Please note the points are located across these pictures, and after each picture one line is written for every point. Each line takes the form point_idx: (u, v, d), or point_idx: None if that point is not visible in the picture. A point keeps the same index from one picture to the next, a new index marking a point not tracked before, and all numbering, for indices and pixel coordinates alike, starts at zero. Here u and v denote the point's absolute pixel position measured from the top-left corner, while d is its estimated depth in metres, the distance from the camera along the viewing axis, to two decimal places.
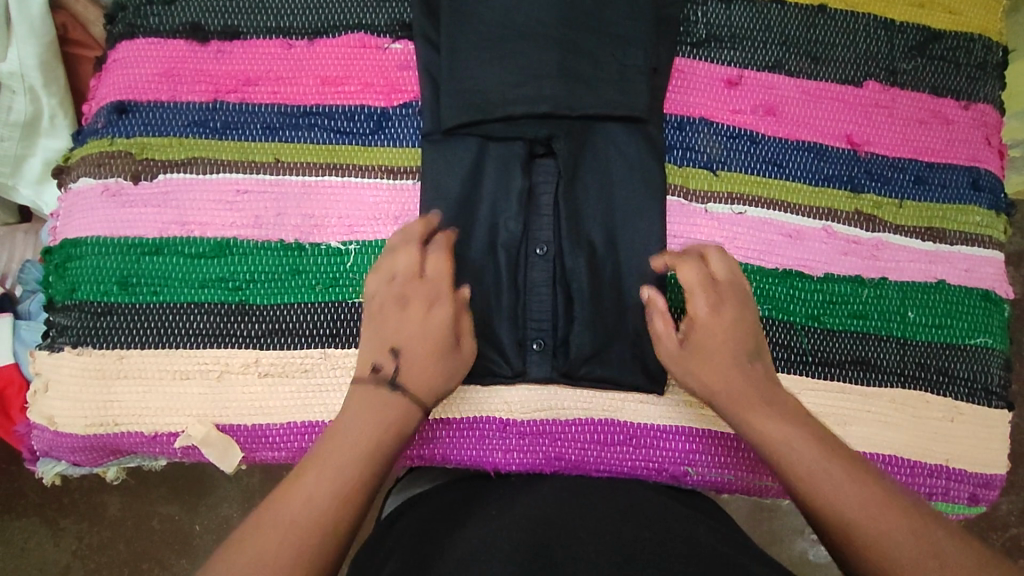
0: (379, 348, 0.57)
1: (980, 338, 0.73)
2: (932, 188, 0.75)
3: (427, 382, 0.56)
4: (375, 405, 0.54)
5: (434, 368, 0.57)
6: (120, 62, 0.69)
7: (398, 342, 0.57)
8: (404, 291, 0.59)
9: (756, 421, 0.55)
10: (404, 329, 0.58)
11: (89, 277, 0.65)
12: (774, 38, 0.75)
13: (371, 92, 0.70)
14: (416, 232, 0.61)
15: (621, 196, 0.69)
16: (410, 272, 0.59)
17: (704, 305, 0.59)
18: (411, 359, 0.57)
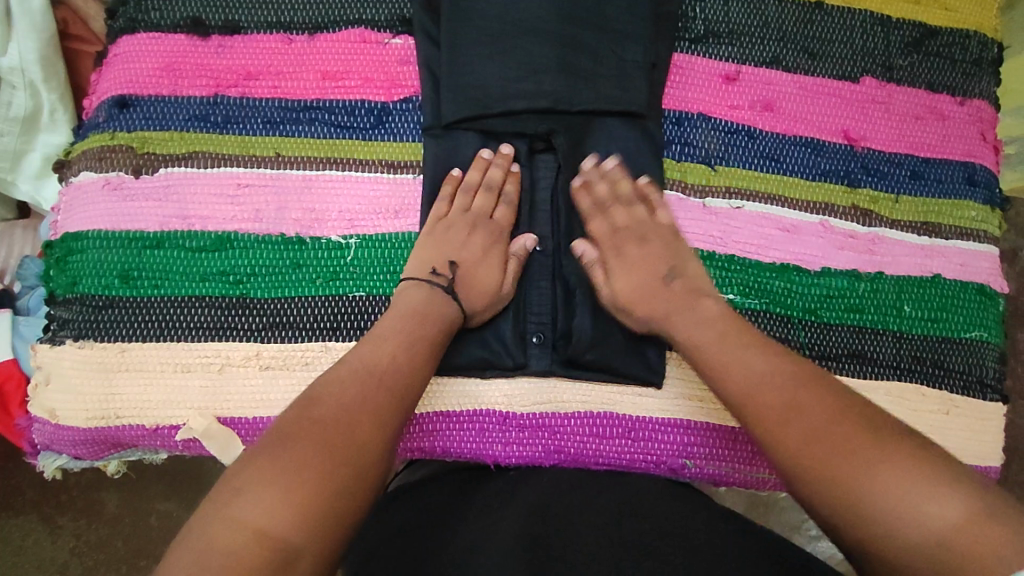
0: (439, 255, 0.65)
1: (975, 331, 0.73)
2: (928, 184, 0.76)
3: (475, 304, 0.64)
4: (436, 310, 0.61)
5: (483, 296, 0.64)
6: (121, 57, 0.70)
7: (459, 255, 0.65)
8: (475, 222, 0.67)
9: (682, 334, 0.60)
10: (467, 245, 0.65)
11: (90, 270, 0.66)
12: (772, 34, 0.75)
13: (371, 87, 0.70)
14: (495, 176, 0.68)
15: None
16: (482, 208, 0.67)
17: (611, 252, 0.66)
18: (469, 274, 0.64)
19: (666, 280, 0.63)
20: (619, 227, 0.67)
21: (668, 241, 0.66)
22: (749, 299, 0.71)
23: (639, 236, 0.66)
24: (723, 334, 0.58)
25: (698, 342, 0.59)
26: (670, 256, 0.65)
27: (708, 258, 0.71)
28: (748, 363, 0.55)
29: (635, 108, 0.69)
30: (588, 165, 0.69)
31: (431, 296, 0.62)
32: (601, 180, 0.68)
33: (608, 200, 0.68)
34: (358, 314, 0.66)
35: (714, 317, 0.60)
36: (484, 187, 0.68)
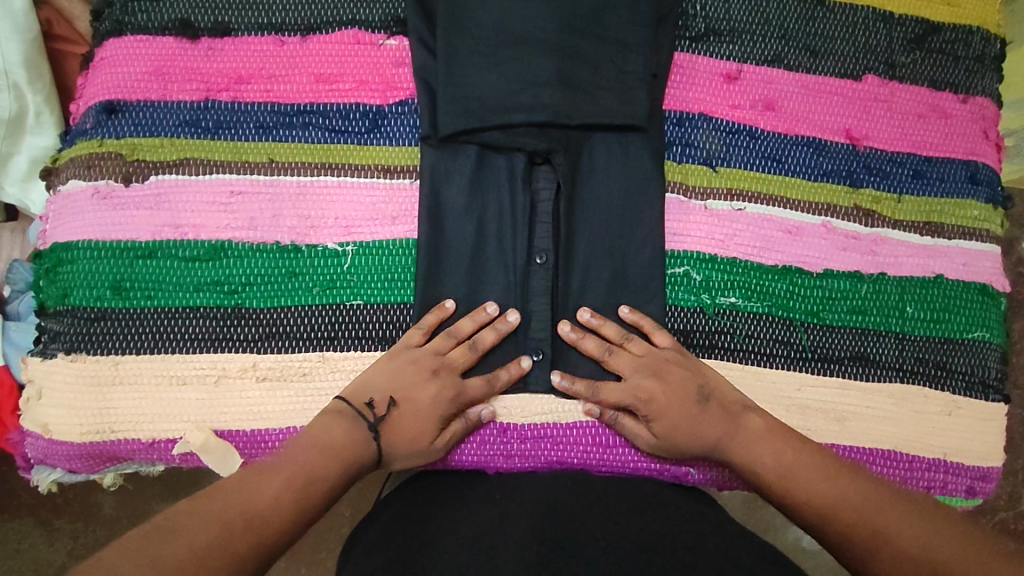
0: (382, 386, 0.60)
1: (977, 332, 0.73)
2: (931, 182, 0.75)
3: (397, 450, 0.59)
4: (352, 449, 0.56)
5: (409, 447, 0.60)
6: (108, 60, 0.68)
7: (403, 394, 0.60)
8: (437, 369, 0.62)
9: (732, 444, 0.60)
10: (422, 391, 0.60)
11: (81, 282, 0.64)
12: (773, 32, 0.74)
13: (366, 90, 0.69)
14: (485, 341, 0.64)
15: (621, 196, 0.69)
16: (453, 361, 0.63)
17: (635, 397, 0.63)
18: (410, 420, 0.60)
19: (701, 406, 0.62)
20: (630, 371, 0.64)
21: (680, 366, 0.64)
22: (751, 302, 0.70)
23: (653, 372, 0.63)
24: (782, 455, 0.58)
25: (755, 461, 0.59)
26: (691, 379, 0.63)
27: (711, 261, 0.70)
28: (813, 483, 0.55)
29: (636, 112, 0.68)
30: (567, 331, 0.66)
31: (355, 432, 0.57)
32: (587, 338, 0.65)
33: (607, 350, 0.65)
34: (357, 324, 0.65)
35: (764, 435, 0.60)
36: (468, 344, 0.64)
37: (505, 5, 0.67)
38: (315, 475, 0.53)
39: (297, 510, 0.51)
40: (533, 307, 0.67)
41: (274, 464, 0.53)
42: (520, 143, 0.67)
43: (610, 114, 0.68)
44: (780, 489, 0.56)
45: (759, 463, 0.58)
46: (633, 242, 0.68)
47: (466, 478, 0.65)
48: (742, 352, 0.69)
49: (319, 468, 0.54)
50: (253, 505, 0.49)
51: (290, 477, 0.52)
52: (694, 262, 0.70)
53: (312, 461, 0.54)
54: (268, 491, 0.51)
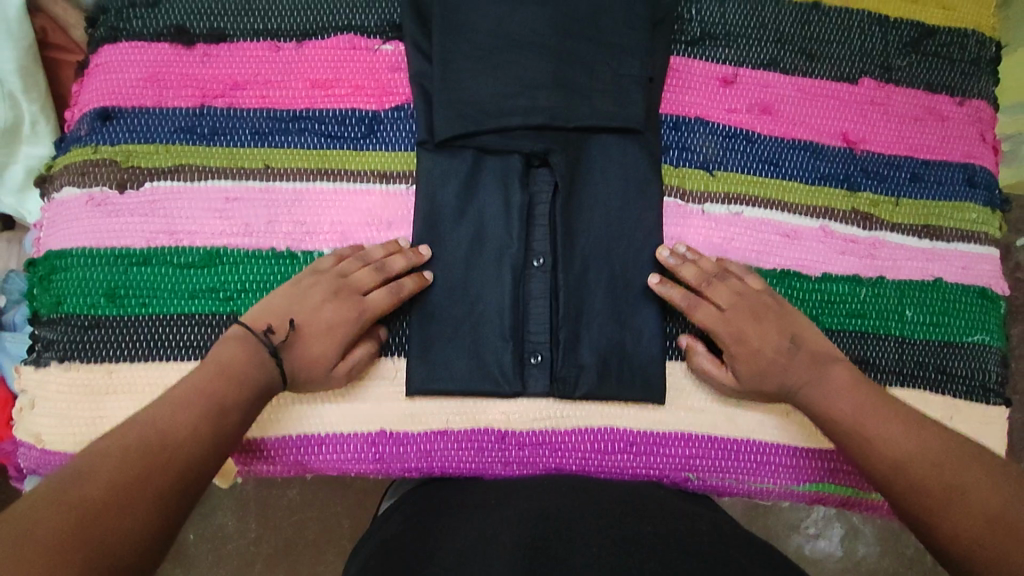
0: (280, 312, 0.59)
1: (977, 335, 0.73)
2: (928, 186, 0.75)
3: (300, 372, 0.58)
4: (256, 377, 0.54)
5: (310, 369, 0.59)
6: (102, 66, 0.67)
7: (303, 317, 0.59)
8: (338, 291, 0.60)
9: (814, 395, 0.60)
10: (321, 312, 0.59)
11: (75, 290, 0.64)
12: (769, 36, 0.74)
13: (362, 95, 0.68)
14: (393, 265, 0.63)
15: (620, 199, 0.68)
16: (358, 281, 0.61)
17: (727, 334, 0.63)
18: (307, 339, 0.58)
19: (790, 352, 0.62)
20: (730, 307, 0.63)
21: (776, 312, 0.63)
22: None
23: (752, 311, 0.63)
24: (864, 404, 0.57)
25: (831, 403, 0.59)
26: (788, 325, 0.63)
27: None
28: (892, 433, 0.55)
29: (632, 117, 0.68)
30: (664, 258, 0.66)
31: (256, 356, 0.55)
32: (686, 265, 0.65)
33: (706, 281, 0.64)
34: None
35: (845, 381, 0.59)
36: (376, 264, 0.62)
37: (500, 10, 0.67)
38: (225, 401, 0.51)
39: (213, 438, 0.49)
40: (531, 311, 0.67)
41: (180, 394, 0.50)
42: (517, 147, 0.67)
43: (607, 118, 0.67)
44: (854, 435, 0.56)
45: (836, 408, 0.58)
46: (631, 246, 0.68)
47: (465, 485, 0.64)
48: None
49: (227, 395, 0.51)
50: (168, 437, 0.47)
51: (199, 406, 0.49)
52: None
53: (218, 391, 0.51)
54: (181, 422, 0.48)
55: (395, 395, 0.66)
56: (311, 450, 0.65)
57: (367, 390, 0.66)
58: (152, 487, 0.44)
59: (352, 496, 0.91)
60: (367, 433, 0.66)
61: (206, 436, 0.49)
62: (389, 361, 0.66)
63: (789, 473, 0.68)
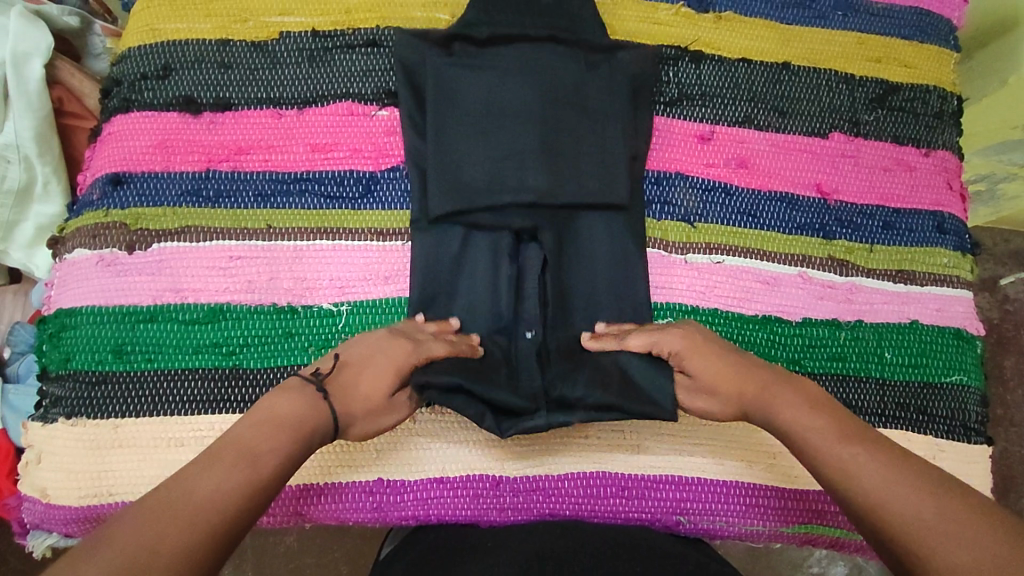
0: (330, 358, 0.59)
1: (955, 376, 0.75)
2: (900, 233, 0.78)
3: (354, 405, 0.56)
4: (298, 422, 0.51)
5: (365, 400, 0.57)
6: (115, 135, 0.71)
7: (354, 358, 0.59)
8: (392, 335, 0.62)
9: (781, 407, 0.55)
10: (369, 353, 0.59)
11: (83, 347, 0.66)
12: (742, 95, 0.79)
13: (359, 158, 0.72)
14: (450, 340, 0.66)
15: (604, 261, 0.73)
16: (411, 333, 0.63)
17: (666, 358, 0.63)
18: (355, 372, 0.58)
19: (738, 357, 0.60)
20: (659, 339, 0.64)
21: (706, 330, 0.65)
22: None
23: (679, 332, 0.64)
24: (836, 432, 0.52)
25: (801, 432, 0.53)
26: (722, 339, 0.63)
27: (693, 312, 0.73)
28: (861, 460, 0.49)
29: (616, 193, 0.72)
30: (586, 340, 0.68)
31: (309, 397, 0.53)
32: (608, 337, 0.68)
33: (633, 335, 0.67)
34: None
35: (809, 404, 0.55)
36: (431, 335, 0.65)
37: (491, 91, 0.71)
38: (259, 451, 0.48)
39: (249, 491, 0.46)
40: (523, 360, 0.69)
41: (218, 448, 0.48)
42: (507, 222, 0.71)
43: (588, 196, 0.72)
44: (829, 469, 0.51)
45: (811, 437, 0.52)
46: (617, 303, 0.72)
47: (459, 532, 0.65)
48: None
49: (264, 444, 0.49)
50: (190, 494, 0.44)
51: (234, 459, 0.47)
52: (678, 313, 0.73)
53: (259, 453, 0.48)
54: (209, 476, 0.45)
55: (391, 445, 0.68)
56: (311, 501, 0.67)
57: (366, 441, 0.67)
58: (166, 556, 0.41)
59: (352, 543, 0.92)
60: (364, 483, 0.67)
61: (234, 490, 0.46)
62: None
63: (779, 515, 0.70)
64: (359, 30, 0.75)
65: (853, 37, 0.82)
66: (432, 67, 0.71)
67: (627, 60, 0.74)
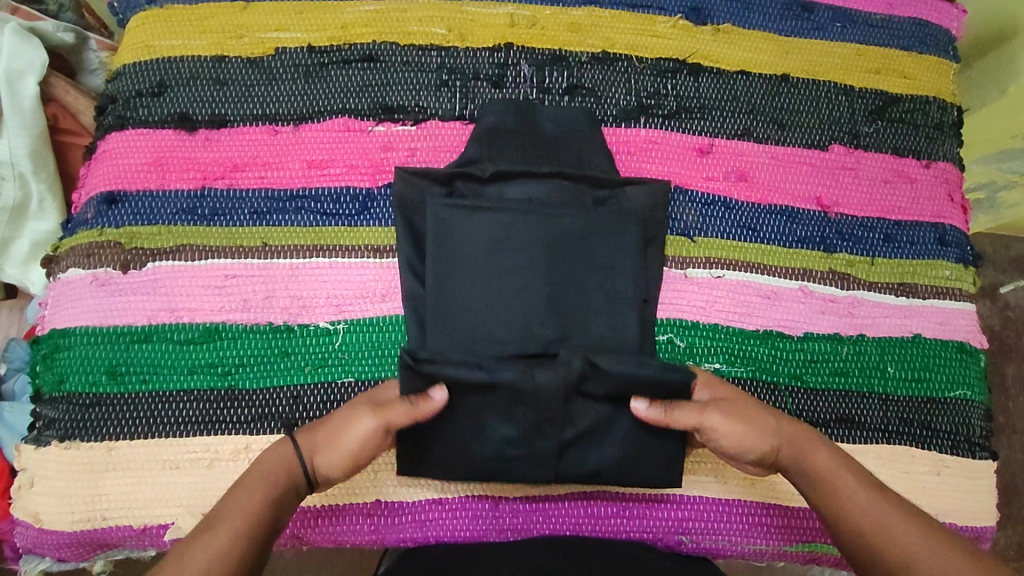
0: None
1: (958, 391, 0.74)
2: (901, 245, 0.78)
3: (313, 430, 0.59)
4: (254, 478, 0.56)
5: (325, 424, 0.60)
6: (110, 153, 0.71)
7: None
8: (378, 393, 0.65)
9: (799, 442, 0.60)
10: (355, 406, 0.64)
11: (77, 369, 0.65)
12: (741, 107, 0.79)
13: (356, 174, 0.72)
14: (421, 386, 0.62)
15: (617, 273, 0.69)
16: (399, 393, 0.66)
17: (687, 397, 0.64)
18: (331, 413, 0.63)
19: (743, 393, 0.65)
20: None
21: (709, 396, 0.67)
22: (735, 367, 0.72)
23: None
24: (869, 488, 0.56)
25: (822, 470, 0.58)
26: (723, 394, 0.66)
27: (693, 327, 0.72)
28: (893, 522, 0.54)
29: (625, 340, 0.68)
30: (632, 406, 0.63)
31: (276, 461, 0.57)
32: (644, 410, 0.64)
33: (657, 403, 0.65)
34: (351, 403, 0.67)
35: (841, 458, 0.59)
36: None
37: (495, 262, 0.67)
38: (224, 513, 0.53)
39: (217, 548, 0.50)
40: None
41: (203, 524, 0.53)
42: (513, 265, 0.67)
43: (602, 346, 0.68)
44: (863, 524, 0.55)
45: (848, 491, 0.56)
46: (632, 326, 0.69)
47: (458, 554, 0.65)
48: None
49: (227, 507, 0.54)
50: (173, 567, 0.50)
51: (206, 526, 0.52)
52: (678, 329, 0.72)
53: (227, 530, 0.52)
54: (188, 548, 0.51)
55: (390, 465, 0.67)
56: (309, 523, 0.66)
57: None
58: None
59: (350, 559, 0.92)
60: (362, 505, 0.66)
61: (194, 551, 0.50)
62: None
63: (781, 534, 0.69)
64: (355, 45, 0.75)
65: (852, 49, 0.82)
66: (432, 209, 0.68)
67: (636, 195, 0.72)
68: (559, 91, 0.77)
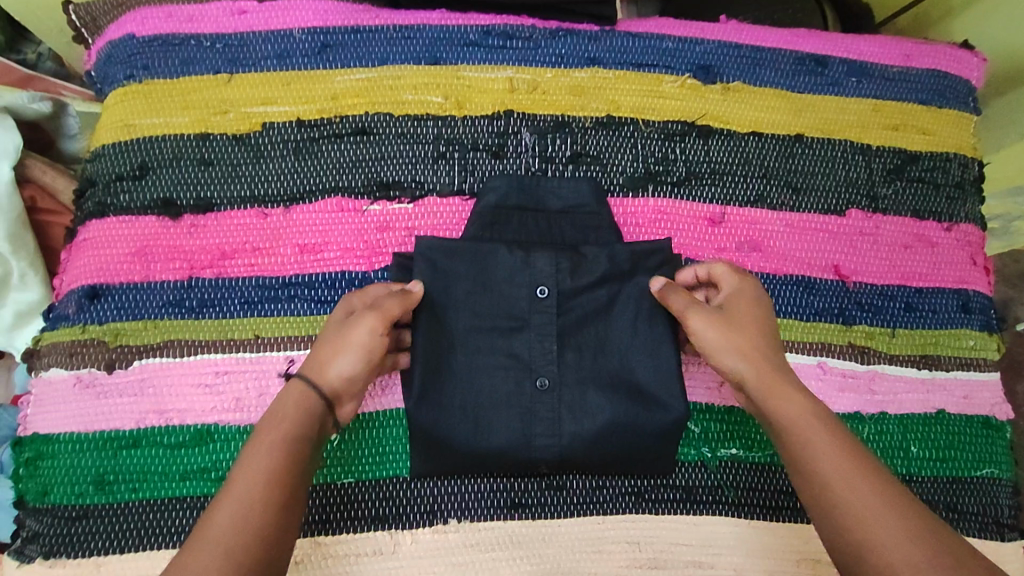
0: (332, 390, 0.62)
1: (985, 469, 0.71)
2: (923, 314, 0.74)
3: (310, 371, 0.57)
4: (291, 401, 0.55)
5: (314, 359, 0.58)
6: (90, 242, 0.67)
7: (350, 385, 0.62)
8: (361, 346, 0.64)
9: (785, 379, 0.58)
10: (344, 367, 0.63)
11: (62, 478, 0.62)
12: (753, 172, 0.75)
13: (351, 258, 0.68)
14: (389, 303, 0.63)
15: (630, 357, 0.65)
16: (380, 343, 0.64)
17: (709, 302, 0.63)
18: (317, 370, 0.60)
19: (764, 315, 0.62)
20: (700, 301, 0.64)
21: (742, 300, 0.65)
22: (752, 452, 0.69)
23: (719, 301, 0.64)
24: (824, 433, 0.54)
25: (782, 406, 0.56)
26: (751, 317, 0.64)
27: (708, 411, 0.69)
28: (827, 466, 0.52)
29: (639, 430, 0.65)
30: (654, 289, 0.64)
31: (270, 436, 0.53)
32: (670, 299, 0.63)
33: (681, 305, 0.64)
34: (352, 504, 0.64)
35: (808, 425, 0.55)
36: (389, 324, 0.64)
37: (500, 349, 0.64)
38: (275, 416, 0.54)
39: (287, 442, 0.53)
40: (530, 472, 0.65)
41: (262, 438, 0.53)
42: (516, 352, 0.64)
43: (606, 443, 0.63)
44: (804, 459, 0.54)
45: (800, 434, 0.55)
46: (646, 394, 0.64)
47: None
48: (745, 508, 0.68)
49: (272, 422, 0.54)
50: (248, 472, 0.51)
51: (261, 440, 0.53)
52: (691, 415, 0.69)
53: (256, 520, 0.49)
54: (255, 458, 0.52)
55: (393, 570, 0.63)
56: None
57: (366, 567, 0.63)
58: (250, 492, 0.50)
59: None
60: None
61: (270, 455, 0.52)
62: (389, 535, 0.64)
63: None
64: (347, 118, 0.71)
65: (868, 104, 0.78)
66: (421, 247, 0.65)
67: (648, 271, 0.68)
68: (562, 160, 0.73)
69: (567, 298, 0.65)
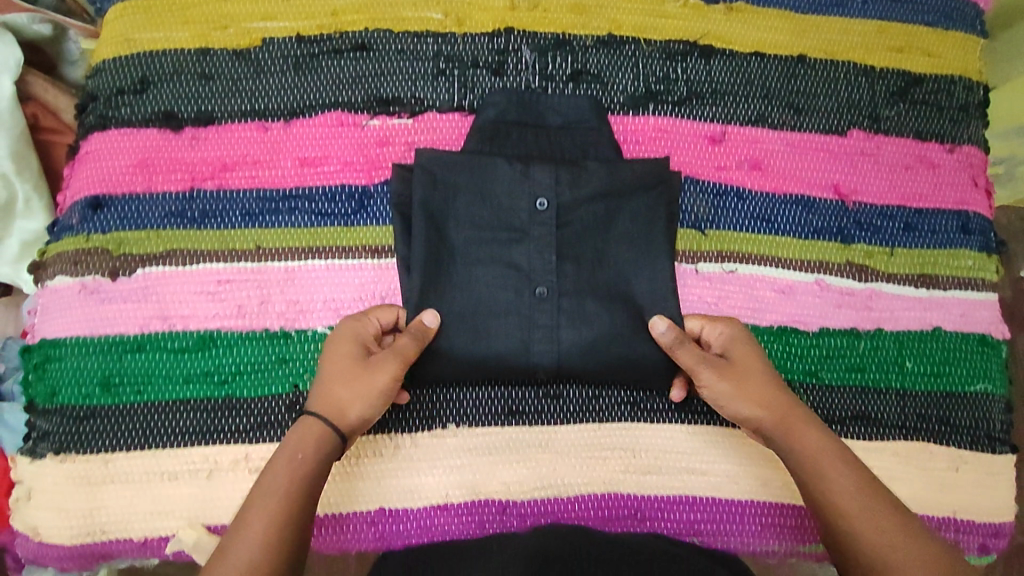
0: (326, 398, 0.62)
1: (979, 385, 0.72)
2: (922, 234, 0.74)
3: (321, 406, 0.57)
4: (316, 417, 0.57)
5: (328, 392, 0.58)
6: (92, 154, 0.68)
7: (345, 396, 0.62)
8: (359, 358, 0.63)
9: (801, 422, 0.59)
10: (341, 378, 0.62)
11: (69, 380, 0.64)
12: (755, 92, 0.75)
13: (351, 171, 0.69)
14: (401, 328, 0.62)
15: (628, 267, 0.66)
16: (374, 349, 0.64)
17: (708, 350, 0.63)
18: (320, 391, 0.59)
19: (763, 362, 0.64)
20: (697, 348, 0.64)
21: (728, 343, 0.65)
22: None
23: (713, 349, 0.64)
24: (835, 454, 0.57)
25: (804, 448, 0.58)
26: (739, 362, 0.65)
27: None
28: (851, 508, 0.54)
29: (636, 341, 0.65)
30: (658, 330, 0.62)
31: (278, 488, 0.53)
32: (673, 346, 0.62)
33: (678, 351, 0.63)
34: None
35: (832, 466, 0.57)
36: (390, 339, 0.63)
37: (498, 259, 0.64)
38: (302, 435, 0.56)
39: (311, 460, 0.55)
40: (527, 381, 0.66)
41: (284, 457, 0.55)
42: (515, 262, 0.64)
43: (604, 352, 0.64)
44: (828, 498, 0.55)
45: (823, 473, 0.56)
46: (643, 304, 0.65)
47: None
48: None
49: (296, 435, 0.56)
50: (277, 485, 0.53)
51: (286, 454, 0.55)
52: None
53: (284, 533, 0.51)
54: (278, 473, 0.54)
55: (393, 472, 0.65)
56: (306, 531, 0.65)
57: (367, 469, 0.65)
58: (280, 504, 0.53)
59: None
60: (366, 513, 0.65)
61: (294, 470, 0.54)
62: (389, 438, 0.65)
63: (794, 534, 0.67)
64: (347, 34, 0.71)
65: (874, 25, 0.77)
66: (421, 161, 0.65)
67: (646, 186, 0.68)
68: (563, 78, 0.73)
69: (567, 210, 0.64)
